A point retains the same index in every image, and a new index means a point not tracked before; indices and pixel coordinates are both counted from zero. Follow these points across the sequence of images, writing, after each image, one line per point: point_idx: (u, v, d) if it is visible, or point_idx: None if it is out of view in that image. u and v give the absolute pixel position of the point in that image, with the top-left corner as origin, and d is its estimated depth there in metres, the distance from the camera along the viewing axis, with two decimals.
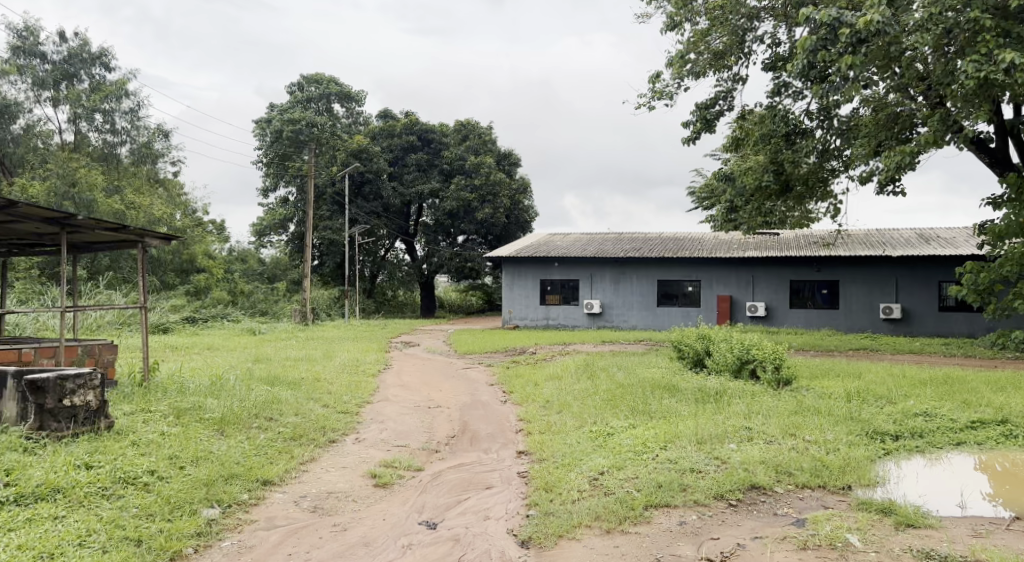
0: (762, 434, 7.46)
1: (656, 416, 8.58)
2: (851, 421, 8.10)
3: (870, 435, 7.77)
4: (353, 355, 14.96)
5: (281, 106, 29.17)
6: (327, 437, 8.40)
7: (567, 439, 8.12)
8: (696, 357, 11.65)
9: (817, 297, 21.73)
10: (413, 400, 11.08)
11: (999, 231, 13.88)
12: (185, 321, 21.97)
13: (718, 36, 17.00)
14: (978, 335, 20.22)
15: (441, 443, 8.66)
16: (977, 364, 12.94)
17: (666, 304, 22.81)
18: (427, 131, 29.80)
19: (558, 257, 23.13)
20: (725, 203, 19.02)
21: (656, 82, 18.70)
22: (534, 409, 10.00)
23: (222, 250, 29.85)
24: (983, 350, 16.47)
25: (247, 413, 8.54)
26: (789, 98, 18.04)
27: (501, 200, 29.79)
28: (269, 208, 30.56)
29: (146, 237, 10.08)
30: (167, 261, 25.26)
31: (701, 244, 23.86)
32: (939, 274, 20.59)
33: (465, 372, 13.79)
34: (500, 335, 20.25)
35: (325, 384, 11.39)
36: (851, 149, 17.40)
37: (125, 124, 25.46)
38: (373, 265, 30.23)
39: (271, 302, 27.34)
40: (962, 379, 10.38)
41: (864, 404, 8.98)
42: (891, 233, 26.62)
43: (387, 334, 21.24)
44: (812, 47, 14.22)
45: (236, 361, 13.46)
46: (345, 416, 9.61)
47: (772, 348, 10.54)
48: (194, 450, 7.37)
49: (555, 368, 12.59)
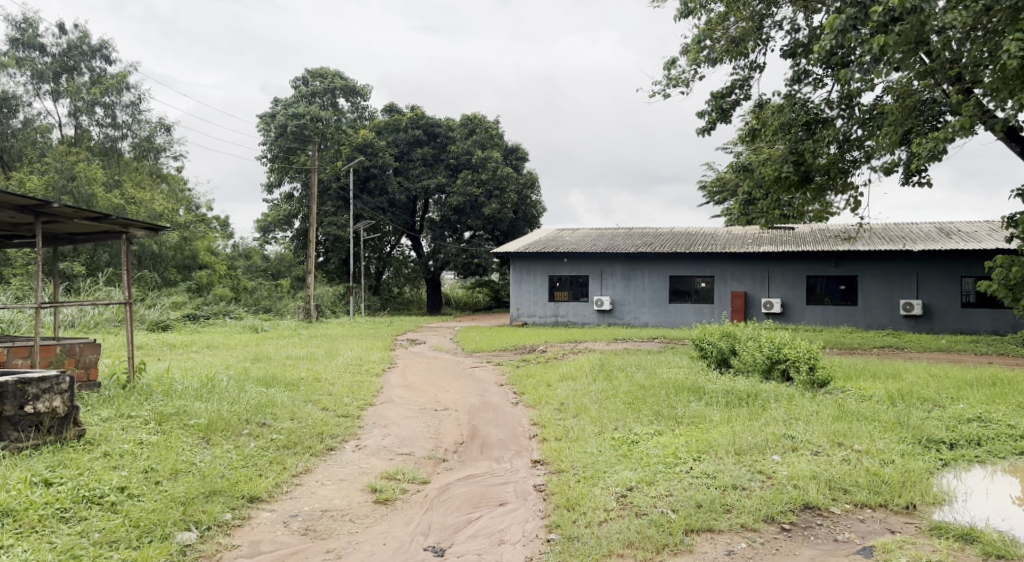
0: (808, 444, 6.72)
1: (683, 423, 7.83)
2: (902, 429, 7.34)
3: (924, 444, 7.02)
4: (357, 354, 14.26)
5: (285, 100, 28.51)
6: (325, 445, 7.69)
7: (586, 447, 7.38)
8: (721, 355, 10.90)
9: (835, 294, 20.93)
10: (418, 402, 10.36)
11: None
12: (185, 318, 21.29)
13: (736, 21, 16.23)
14: (1003, 332, 19.42)
15: (448, 451, 7.95)
16: (1013, 364, 12.16)
17: (678, 301, 22.05)
18: (433, 126, 29.02)
19: (569, 253, 22.36)
20: (743, 195, 18.15)
21: (671, 69, 17.93)
22: (548, 412, 9.27)
23: (226, 246, 29.15)
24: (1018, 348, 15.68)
25: (236, 418, 7.84)
26: (809, 86, 17.28)
27: (509, 195, 29.08)
28: (274, 204, 29.92)
29: (130, 228, 9.43)
30: (169, 258, 24.53)
31: (715, 238, 23.07)
32: (962, 268, 19.79)
33: (474, 371, 13.06)
34: (509, 333, 19.47)
35: (326, 385, 10.68)
36: (875, 139, 16.58)
37: (126, 118, 24.69)
38: (379, 262, 29.57)
39: (275, 299, 26.66)
40: (1009, 381, 9.61)
41: (911, 408, 8.21)
42: (910, 227, 25.81)
43: (392, 331, 20.51)
44: (841, 27, 13.45)
45: (233, 361, 12.75)
46: (345, 420, 8.91)
47: (805, 348, 9.80)
48: (172, 462, 6.67)
49: (568, 368, 11.82)
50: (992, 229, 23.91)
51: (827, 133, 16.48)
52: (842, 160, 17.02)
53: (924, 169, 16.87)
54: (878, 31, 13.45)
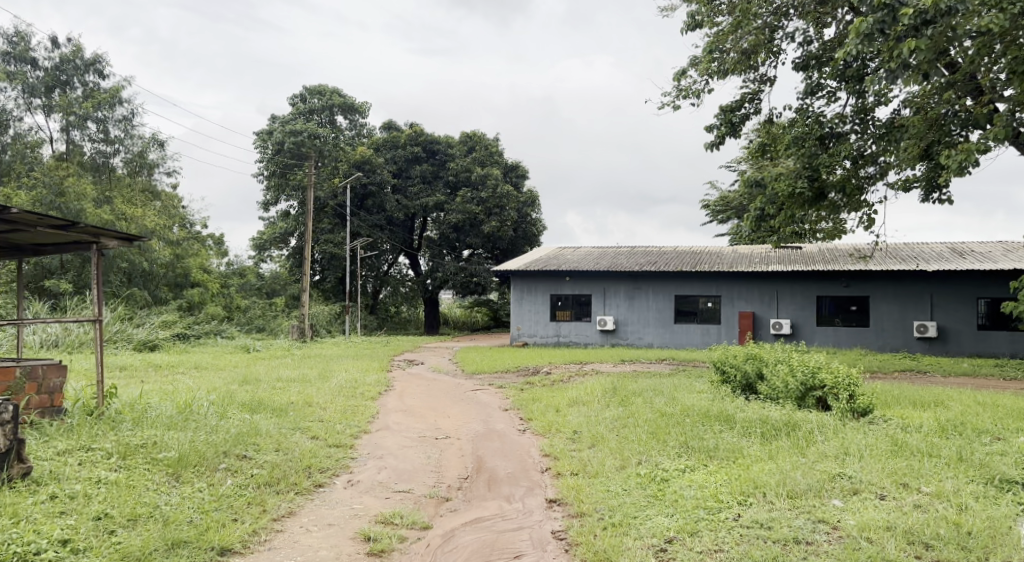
0: (871, 486, 5.90)
1: (717, 458, 7.01)
2: (966, 468, 6.53)
3: (997, 486, 6.22)
4: (351, 376, 13.37)
5: (282, 117, 27.71)
6: (313, 481, 6.81)
7: (608, 484, 6.54)
8: (746, 381, 10.08)
9: (845, 315, 20.09)
10: (417, 430, 9.47)
11: None
12: (175, 338, 20.44)
13: (745, 36, 15.37)
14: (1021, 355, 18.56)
15: (452, 488, 7.07)
16: None
17: (684, 321, 21.18)
18: (432, 142, 28.39)
19: (572, 271, 21.52)
20: (755, 212, 16.88)
21: (681, 80, 17.21)
22: (560, 442, 8.40)
23: (219, 265, 28.14)
24: None
25: (213, 451, 6.96)
26: (822, 100, 16.55)
27: (509, 213, 28.27)
28: (270, 221, 29.07)
29: (102, 237, 8.64)
30: (160, 275, 23.50)
31: (721, 257, 22.27)
32: (978, 289, 18.99)
33: (475, 395, 12.15)
34: (510, 353, 18.53)
35: (316, 410, 9.78)
36: (892, 153, 15.71)
37: (119, 132, 23.88)
38: (377, 281, 28.80)
39: (269, 318, 25.75)
40: None
41: (968, 444, 7.40)
42: (920, 248, 25.10)
43: (389, 352, 19.62)
44: (867, 31, 12.70)
45: (219, 384, 11.85)
46: (337, 451, 8.04)
47: (843, 373, 9.01)
48: (131, 506, 5.83)
49: (578, 391, 10.95)
50: (1004, 249, 23.22)
51: (842, 147, 15.64)
52: (857, 177, 16.14)
53: (943, 186, 16.09)
54: (904, 36, 12.70)
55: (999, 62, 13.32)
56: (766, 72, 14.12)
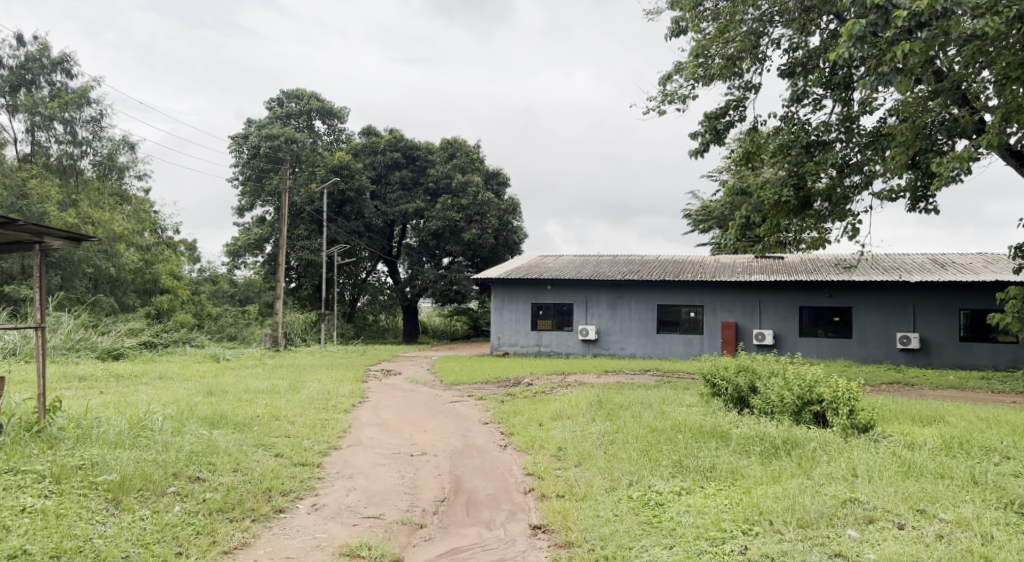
0: (888, 513, 5.63)
1: (715, 479, 6.59)
2: (980, 491, 6.16)
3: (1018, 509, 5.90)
4: (324, 386, 12.74)
5: (258, 122, 26.97)
6: (272, 505, 6.44)
7: (597, 508, 6.19)
8: (738, 394, 9.55)
9: (829, 325, 19.66)
10: (392, 446, 8.83)
11: None
12: (141, 346, 19.70)
13: (732, 43, 14.96)
14: (1003, 367, 18.23)
15: (425, 511, 6.57)
16: None
17: (666, 330, 20.65)
18: (412, 148, 27.79)
19: (553, 279, 20.98)
20: (740, 220, 16.39)
21: (665, 85, 16.78)
22: (543, 459, 7.85)
23: (191, 272, 27.19)
24: None
25: (163, 474, 6.55)
26: (807, 106, 16.13)
27: (490, 221, 27.74)
28: (244, 227, 28.26)
29: (45, 235, 8.11)
30: (129, 281, 22.51)
31: (704, 267, 21.88)
32: (961, 300, 18.65)
33: (452, 407, 11.53)
34: (490, 363, 18.02)
35: (282, 425, 9.14)
36: (877, 162, 15.24)
37: (87, 134, 22.93)
38: (354, 288, 28.07)
39: (241, 326, 24.93)
40: None
41: (972, 462, 7.04)
42: (903, 258, 24.86)
43: (365, 361, 18.99)
44: (859, 34, 12.10)
45: (182, 396, 11.14)
46: (303, 470, 7.46)
47: (844, 387, 8.53)
48: (57, 540, 5.56)
49: (562, 404, 10.39)
50: (987, 260, 22.98)
51: (828, 155, 15.17)
52: (841, 186, 15.66)
53: (930, 195, 15.67)
54: (896, 40, 12.22)
55: (987, 70, 12.83)
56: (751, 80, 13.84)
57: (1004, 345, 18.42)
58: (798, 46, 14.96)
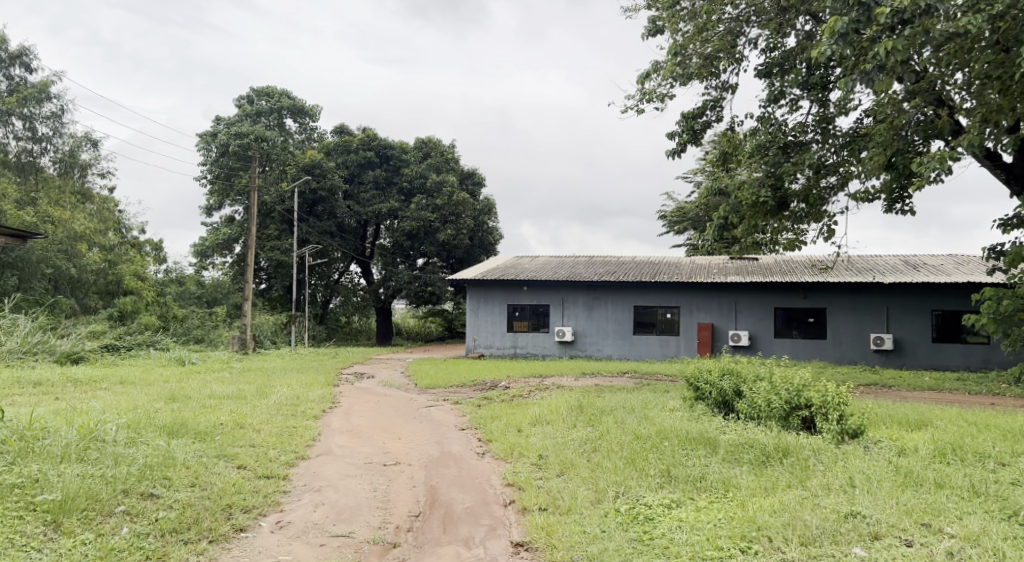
0: (894, 529, 5.68)
1: (705, 490, 6.50)
2: (974, 506, 5.99)
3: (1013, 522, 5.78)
4: (295, 390, 12.32)
5: (228, 119, 26.29)
6: (232, 525, 6.39)
7: (583, 523, 6.15)
8: (722, 398, 9.23)
9: (802, 326, 19.49)
10: (365, 454, 8.45)
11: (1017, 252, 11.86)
12: (102, 349, 19.04)
13: (702, 46, 14.69)
14: (975, 368, 18.13)
15: (400, 528, 6.45)
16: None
17: (642, 332, 20.35)
18: (385, 147, 27.29)
19: (528, 280, 20.62)
20: (718, 221, 16.09)
21: (644, 83, 16.46)
22: (523, 467, 7.53)
23: (156, 272, 26.01)
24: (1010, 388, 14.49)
25: (112, 492, 6.49)
26: (785, 106, 15.80)
27: (465, 221, 27.33)
28: (213, 226, 27.59)
29: None
30: (90, 282, 21.75)
31: (679, 268, 21.63)
32: (934, 301, 18.54)
33: (427, 412, 11.10)
34: (465, 366, 17.72)
35: (247, 434, 8.65)
36: (854, 164, 14.98)
37: (47, 130, 22.11)
38: (326, 290, 27.52)
39: (208, 329, 24.23)
40: None
41: (961, 469, 6.85)
42: (877, 259, 24.85)
43: (337, 364, 18.52)
44: (843, 31, 11.77)
45: (143, 402, 10.65)
46: (268, 483, 7.15)
47: (832, 391, 8.25)
48: None
49: (541, 408, 10.03)
50: (959, 262, 23.04)
51: (806, 155, 14.88)
52: (818, 187, 15.40)
53: (906, 196, 15.54)
54: (883, 36, 11.84)
55: (964, 72, 12.59)
56: (727, 81, 13.70)
57: (976, 346, 18.34)
58: (774, 47, 14.71)
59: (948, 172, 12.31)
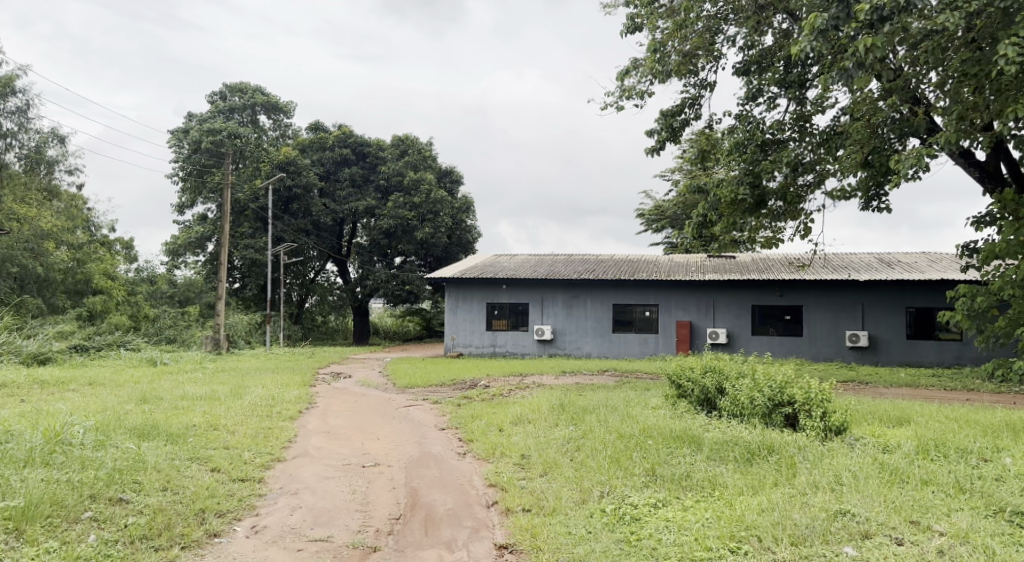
0: (884, 528, 5.63)
1: (691, 489, 6.42)
2: (959, 503, 5.95)
3: (998, 519, 5.74)
4: (270, 391, 12.10)
5: (200, 116, 25.89)
6: (205, 530, 6.20)
7: (568, 524, 6.06)
8: (705, 396, 9.16)
9: (779, 323, 19.53)
10: (343, 455, 8.28)
11: (990, 250, 11.89)
12: (72, 350, 18.63)
13: (679, 43, 14.58)
14: (949, 364, 18.27)
15: (381, 531, 6.31)
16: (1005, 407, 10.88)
17: (621, 330, 20.29)
18: (362, 145, 27.04)
19: (507, 278, 20.49)
20: (697, 218, 16.04)
21: (624, 79, 16.39)
22: (504, 467, 7.40)
23: (127, 272, 25.52)
24: (986, 384, 14.59)
25: (78, 497, 6.28)
26: (763, 105, 15.74)
27: (442, 219, 27.15)
28: (186, 225, 27.16)
29: None
30: (58, 281, 21.26)
31: (657, 266, 21.62)
32: (909, 298, 18.65)
33: (407, 412, 10.94)
34: (444, 364, 17.56)
35: (221, 435, 8.43)
36: (831, 162, 14.97)
37: (13, 125, 21.58)
38: (302, 289, 27.20)
39: (181, 329, 23.81)
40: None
41: (944, 465, 6.82)
42: (852, 257, 25.01)
43: (313, 363, 18.26)
44: (822, 26, 11.69)
45: (114, 403, 10.38)
46: (243, 486, 6.96)
47: (815, 388, 8.20)
48: None
49: (522, 407, 9.90)
50: (932, 259, 23.26)
51: (784, 153, 14.85)
52: (795, 185, 15.35)
53: (881, 194, 15.58)
54: (862, 31, 11.78)
55: (939, 70, 12.59)
56: (706, 78, 13.61)
57: (950, 342, 18.47)
58: (752, 45, 14.69)
59: (925, 170, 12.30)
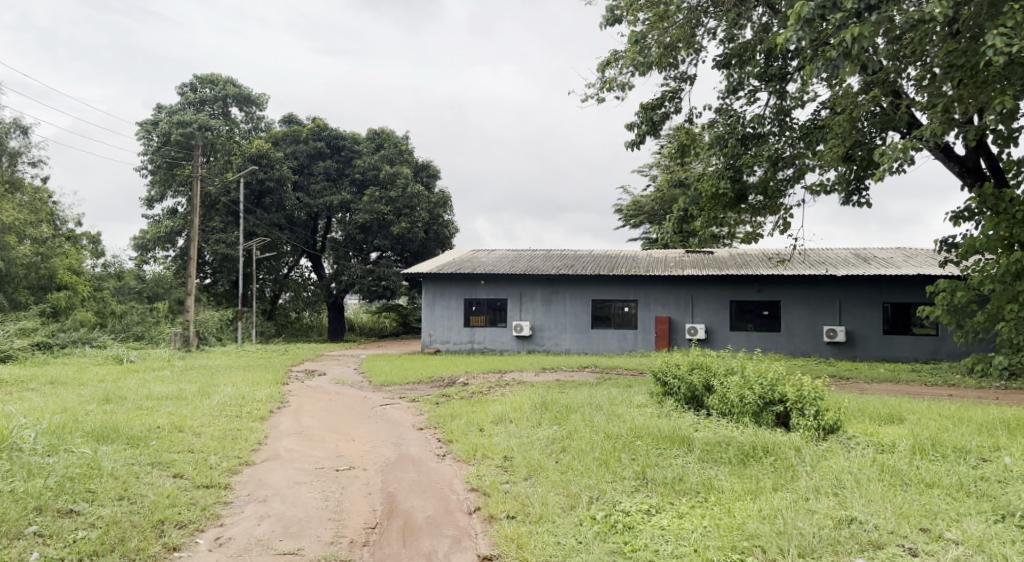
0: (895, 537, 5.40)
1: (685, 493, 6.11)
2: (964, 509, 5.69)
3: (1006, 527, 5.49)
4: (240, 389, 11.64)
5: (170, 107, 25.19)
6: (164, 544, 5.83)
7: (558, 533, 5.75)
8: (691, 393, 8.86)
9: (758, 319, 19.33)
10: (316, 457, 7.87)
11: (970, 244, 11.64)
12: (34, 347, 17.96)
13: (659, 34, 14.15)
14: (925, 360, 18.17)
15: (359, 540, 5.96)
16: (992, 404, 10.68)
17: (600, 326, 19.99)
18: (336, 138, 26.46)
19: (485, 273, 20.09)
20: (677, 212, 15.68)
21: (604, 71, 16.03)
22: (487, 469, 7.04)
23: (94, 267, 24.77)
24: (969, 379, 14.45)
25: (22, 511, 5.90)
26: (743, 98, 15.34)
27: (419, 214, 26.66)
28: (154, 219, 26.46)
29: None
30: (20, 276, 20.54)
31: (636, 261, 21.33)
32: (888, 293, 18.52)
33: (383, 411, 10.53)
34: (421, 361, 17.13)
35: (186, 438, 7.99)
36: (811, 155, 14.69)
37: None
38: (276, 285, 26.67)
39: (149, 325, 23.10)
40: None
41: (942, 465, 6.56)
42: (829, 253, 24.91)
43: (286, 361, 17.76)
44: (808, 16, 11.23)
45: (74, 404, 9.88)
46: (208, 493, 6.57)
47: (808, 385, 7.91)
48: None
49: (503, 405, 9.53)
50: (909, 254, 23.19)
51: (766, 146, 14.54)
52: (775, 179, 15.09)
53: (863, 188, 15.36)
54: (848, 20, 11.39)
55: (921, 64, 12.31)
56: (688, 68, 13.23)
57: (927, 337, 18.37)
58: (732, 38, 14.35)
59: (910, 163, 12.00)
